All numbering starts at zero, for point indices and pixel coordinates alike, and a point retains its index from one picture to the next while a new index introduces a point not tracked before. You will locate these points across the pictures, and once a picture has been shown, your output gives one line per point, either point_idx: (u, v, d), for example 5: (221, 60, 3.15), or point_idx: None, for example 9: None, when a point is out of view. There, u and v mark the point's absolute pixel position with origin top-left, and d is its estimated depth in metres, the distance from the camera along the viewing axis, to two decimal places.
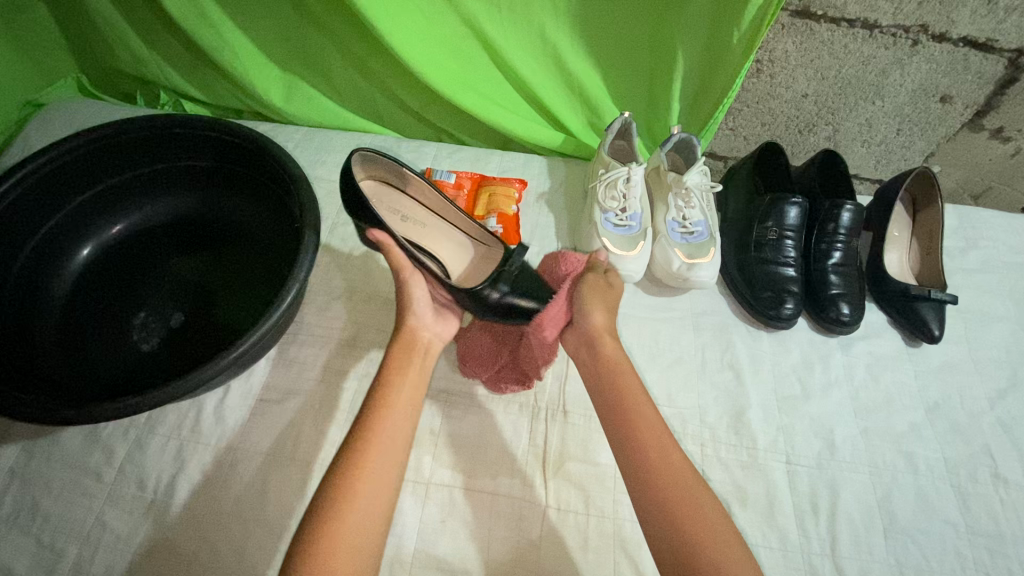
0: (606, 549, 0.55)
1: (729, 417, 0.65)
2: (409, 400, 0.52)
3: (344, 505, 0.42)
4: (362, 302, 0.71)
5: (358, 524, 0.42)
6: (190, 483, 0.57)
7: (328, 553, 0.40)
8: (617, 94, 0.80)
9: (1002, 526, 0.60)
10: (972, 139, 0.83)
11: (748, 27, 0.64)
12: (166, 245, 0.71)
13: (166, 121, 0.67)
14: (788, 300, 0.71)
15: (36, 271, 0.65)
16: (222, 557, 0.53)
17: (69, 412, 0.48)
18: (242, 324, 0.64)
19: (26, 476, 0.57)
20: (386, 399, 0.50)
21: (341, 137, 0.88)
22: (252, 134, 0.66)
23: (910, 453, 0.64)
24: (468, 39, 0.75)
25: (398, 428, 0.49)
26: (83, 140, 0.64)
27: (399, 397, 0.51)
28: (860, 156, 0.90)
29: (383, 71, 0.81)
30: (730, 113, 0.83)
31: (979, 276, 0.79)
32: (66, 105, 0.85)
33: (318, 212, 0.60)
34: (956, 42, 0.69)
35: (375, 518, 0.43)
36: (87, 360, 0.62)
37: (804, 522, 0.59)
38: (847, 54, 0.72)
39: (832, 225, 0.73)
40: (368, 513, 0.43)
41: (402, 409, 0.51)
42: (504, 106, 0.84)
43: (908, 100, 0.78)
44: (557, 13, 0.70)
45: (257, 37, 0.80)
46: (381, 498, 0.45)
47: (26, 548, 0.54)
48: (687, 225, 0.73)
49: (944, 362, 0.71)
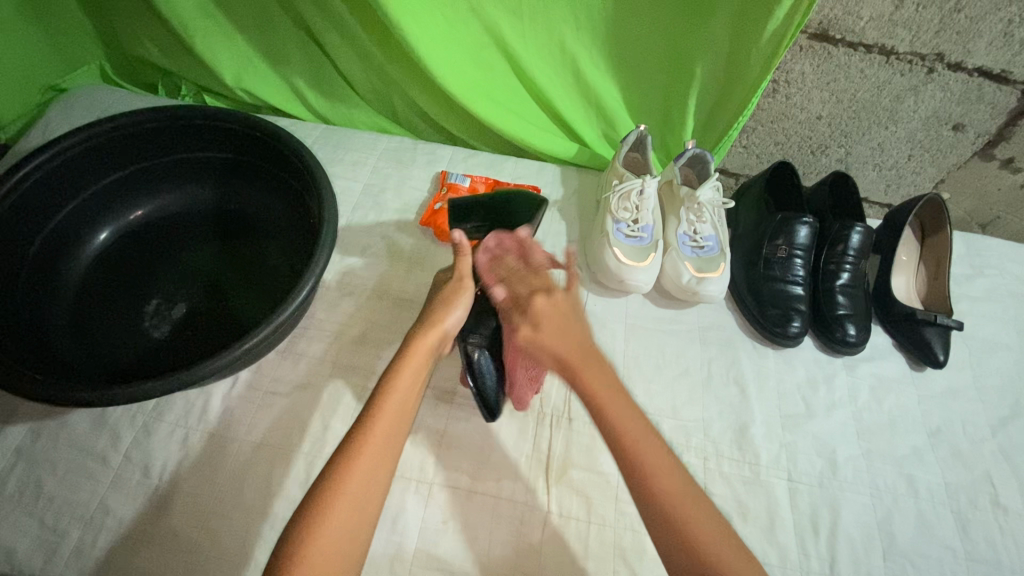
0: (606, 558, 0.55)
1: (732, 433, 0.65)
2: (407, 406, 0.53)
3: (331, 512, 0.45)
4: (372, 300, 0.71)
5: (341, 526, 0.45)
6: (195, 472, 0.57)
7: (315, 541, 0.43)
8: (633, 107, 0.81)
9: (1000, 554, 0.60)
10: (981, 168, 0.84)
11: (768, 47, 0.65)
12: (182, 233, 0.72)
13: (191, 112, 0.68)
14: (795, 318, 0.71)
15: (52, 255, 0.65)
16: (223, 547, 0.54)
17: (81, 395, 0.48)
18: (253, 316, 0.65)
19: (31, 456, 0.58)
20: (384, 405, 0.51)
21: (358, 136, 0.88)
22: (274, 128, 0.66)
23: (911, 476, 0.64)
24: (489, 46, 0.76)
25: (392, 434, 0.50)
26: (107, 127, 0.65)
27: (396, 406, 0.51)
28: (870, 179, 0.90)
29: (400, 75, 0.82)
30: (744, 131, 0.84)
31: (984, 303, 0.79)
32: (88, 91, 0.86)
33: (336, 210, 0.61)
34: (970, 72, 0.70)
35: (357, 528, 0.46)
36: (99, 342, 0.62)
37: (804, 541, 0.59)
38: (863, 79, 0.73)
39: (841, 246, 0.73)
40: (358, 506, 0.46)
41: (393, 424, 0.51)
42: (521, 114, 0.85)
43: (920, 127, 0.79)
44: (578, 25, 0.71)
45: (281, 34, 0.82)
46: (370, 496, 0.47)
47: (29, 529, 0.54)
48: (697, 239, 0.74)
49: (947, 387, 0.72)
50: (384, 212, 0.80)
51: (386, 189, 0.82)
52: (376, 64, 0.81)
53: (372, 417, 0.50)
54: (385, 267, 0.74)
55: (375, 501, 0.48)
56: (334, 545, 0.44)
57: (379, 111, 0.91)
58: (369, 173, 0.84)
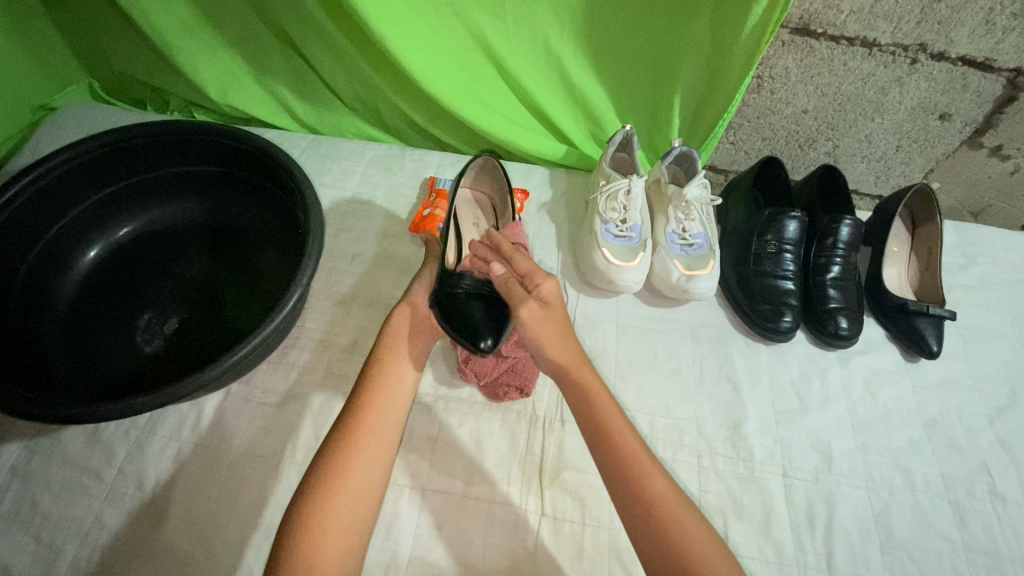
0: (601, 560, 0.55)
1: (726, 430, 0.65)
2: (401, 395, 0.56)
3: (335, 489, 0.47)
4: (363, 308, 0.71)
5: (348, 499, 0.47)
6: (189, 484, 0.57)
7: (322, 507, 0.45)
8: (619, 107, 0.82)
9: (999, 544, 0.60)
10: (970, 157, 0.84)
11: (749, 44, 0.65)
12: (173, 246, 0.72)
13: (176, 126, 0.68)
14: (787, 313, 0.71)
15: (43, 273, 0.66)
16: (219, 559, 0.54)
17: (72, 412, 0.49)
18: (245, 327, 0.65)
19: (27, 474, 0.58)
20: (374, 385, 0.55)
21: (347, 145, 0.89)
22: (260, 140, 0.67)
23: (908, 468, 0.64)
24: (472, 51, 0.77)
25: (390, 412, 0.54)
26: (95, 144, 0.65)
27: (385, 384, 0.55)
28: (860, 171, 0.90)
29: (385, 84, 0.82)
30: (731, 127, 0.85)
31: (978, 292, 0.79)
32: (77, 109, 0.87)
33: (323, 220, 0.61)
34: (954, 61, 0.70)
35: (364, 500, 0.48)
36: (92, 358, 0.63)
37: (800, 537, 0.59)
38: (846, 72, 0.73)
39: (831, 240, 0.73)
40: (361, 484, 0.48)
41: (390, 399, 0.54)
42: (508, 118, 0.85)
43: (907, 117, 0.79)
44: (560, 28, 0.72)
45: (266, 47, 0.82)
46: (372, 474, 0.49)
47: (24, 546, 0.54)
48: (686, 237, 0.74)
49: (943, 377, 0.71)
50: (373, 220, 0.80)
51: (375, 197, 0.83)
52: (362, 74, 0.82)
53: (366, 394, 0.54)
54: (375, 274, 0.75)
55: (378, 478, 0.50)
56: (342, 511, 0.46)
57: (367, 120, 0.92)
58: (358, 181, 0.84)
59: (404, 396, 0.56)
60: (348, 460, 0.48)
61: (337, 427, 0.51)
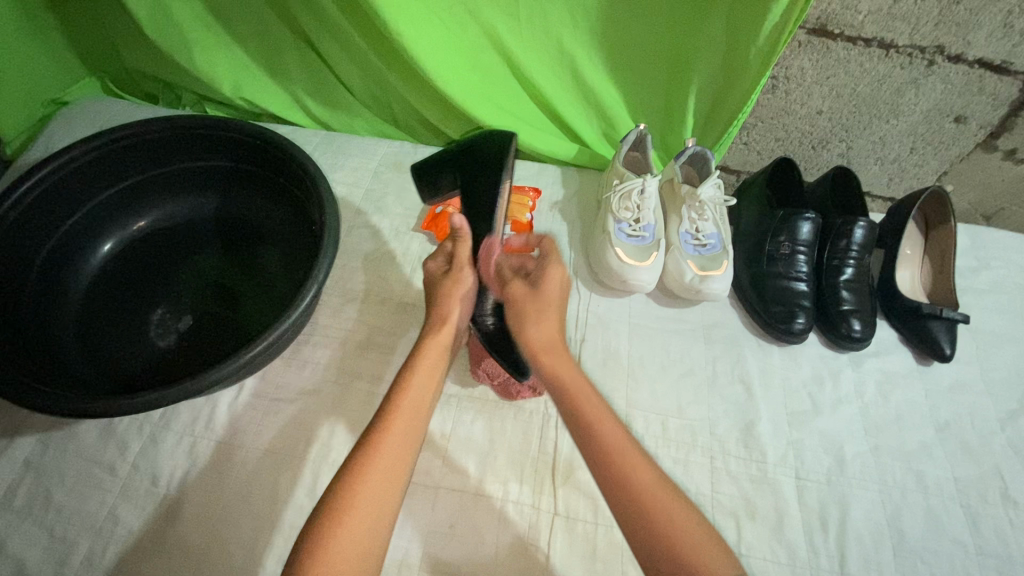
0: (613, 559, 0.55)
1: (739, 431, 0.65)
2: (417, 411, 0.52)
3: (350, 507, 0.45)
4: (375, 306, 0.71)
5: (365, 517, 0.45)
6: (202, 479, 0.57)
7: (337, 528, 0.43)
8: (632, 106, 0.81)
9: (1012, 548, 0.59)
10: (984, 160, 0.83)
11: (766, 44, 0.64)
12: (187, 242, 0.72)
13: (191, 121, 0.68)
14: (800, 315, 0.71)
15: (57, 266, 0.66)
16: (232, 556, 0.54)
17: (87, 405, 0.49)
18: (258, 324, 0.65)
19: (40, 468, 0.58)
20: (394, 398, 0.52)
21: (358, 142, 0.89)
22: (275, 136, 0.67)
23: (921, 471, 0.64)
24: (486, 49, 0.76)
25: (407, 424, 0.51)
26: (109, 139, 0.65)
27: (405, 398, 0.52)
28: (873, 173, 0.90)
29: (398, 82, 0.82)
30: (744, 128, 0.84)
31: (990, 296, 0.79)
32: (90, 103, 0.87)
33: (338, 216, 0.61)
34: (971, 63, 0.69)
35: (379, 519, 0.46)
36: (105, 354, 0.62)
37: (812, 538, 0.59)
38: (862, 73, 0.73)
39: (844, 241, 0.73)
40: (377, 501, 0.46)
41: (409, 414, 0.52)
42: (520, 117, 0.85)
43: (921, 120, 0.78)
44: (575, 26, 0.71)
45: (279, 43, 0.82)
46: (388, 491, 0.47)
47: (38, 539, 0.54)
48: (699, 237, 0.74)
49: (955, 381, 0.71)
50: (385, 218, 0.80)
51: (387, 194, 0.83)
52: (375, 71, 0.82)
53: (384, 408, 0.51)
54: (387, 271, 0.75)
55: (395, 494, 0.48)
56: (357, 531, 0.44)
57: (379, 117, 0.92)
58: (370, 178, 0.84)
59: (423, 409, 0.53)
60: (361, 476, 0.46)
61: (360, 441, 0.49)
